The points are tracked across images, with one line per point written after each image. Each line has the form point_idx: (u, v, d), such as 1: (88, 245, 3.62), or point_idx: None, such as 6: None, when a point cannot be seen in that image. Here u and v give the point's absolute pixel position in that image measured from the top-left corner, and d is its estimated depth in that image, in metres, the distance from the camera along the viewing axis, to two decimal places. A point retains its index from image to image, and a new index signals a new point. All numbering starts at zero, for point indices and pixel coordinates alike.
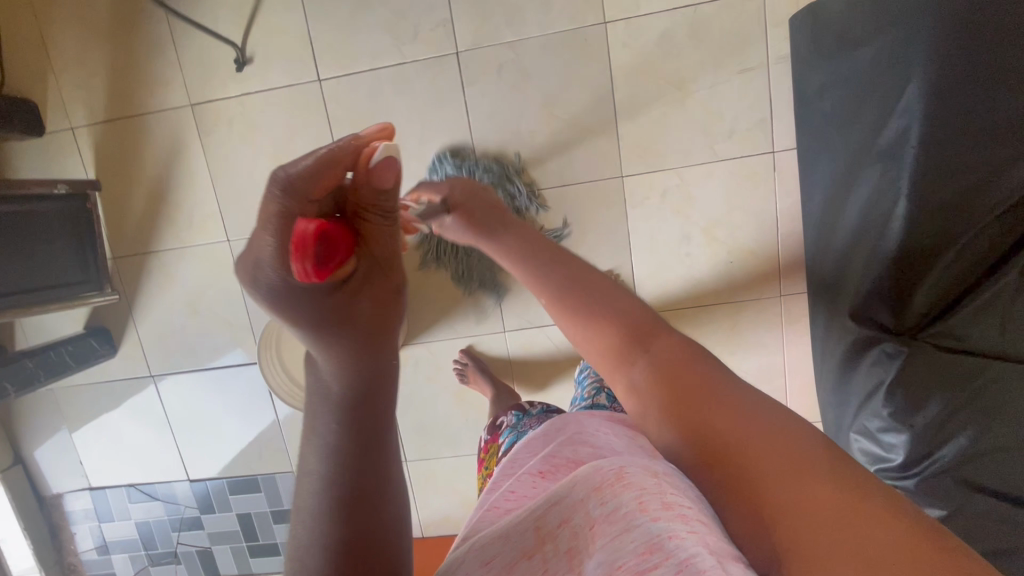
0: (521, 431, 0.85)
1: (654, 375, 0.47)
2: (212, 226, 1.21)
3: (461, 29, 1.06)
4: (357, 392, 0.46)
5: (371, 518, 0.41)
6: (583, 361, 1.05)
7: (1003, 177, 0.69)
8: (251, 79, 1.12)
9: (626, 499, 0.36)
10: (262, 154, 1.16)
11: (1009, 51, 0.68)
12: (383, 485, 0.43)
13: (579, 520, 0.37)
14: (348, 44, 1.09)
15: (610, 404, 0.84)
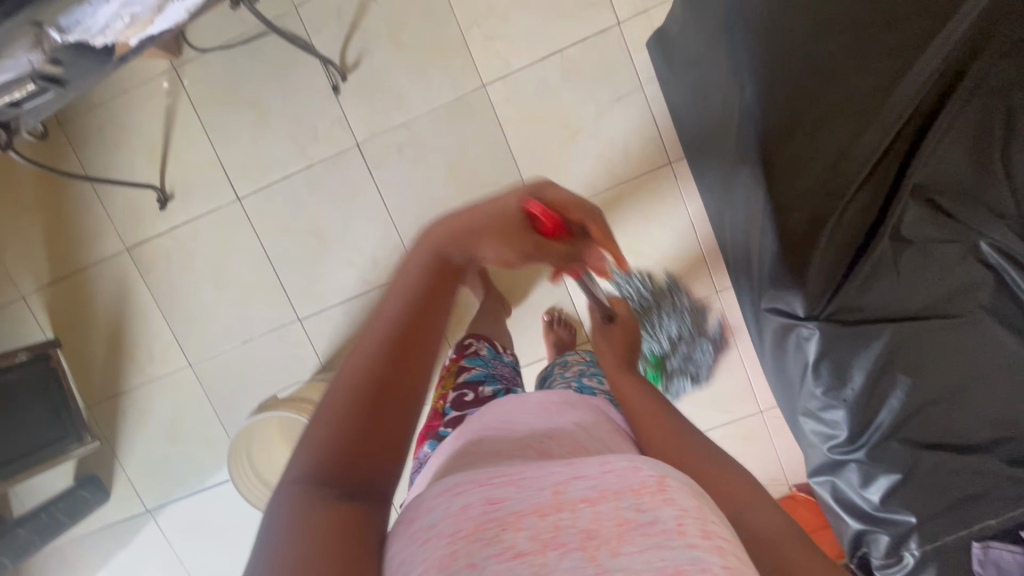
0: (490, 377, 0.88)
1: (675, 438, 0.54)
2: (173, 355, 1.25)
3: (356, 122, 1.13)
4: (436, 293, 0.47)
5: (411, 371, 0.44)
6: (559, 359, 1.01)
7: (851, 151, 0.73)
8: (177, 213, 1.19)
9: (665, 515, 0.35)
10: (204, 278, 1.21)
11: (822, 41, 0.74)
12: (417, 391, 0.44)
13: (606, 510, 0.35)
14: (257, 161, 1.15)
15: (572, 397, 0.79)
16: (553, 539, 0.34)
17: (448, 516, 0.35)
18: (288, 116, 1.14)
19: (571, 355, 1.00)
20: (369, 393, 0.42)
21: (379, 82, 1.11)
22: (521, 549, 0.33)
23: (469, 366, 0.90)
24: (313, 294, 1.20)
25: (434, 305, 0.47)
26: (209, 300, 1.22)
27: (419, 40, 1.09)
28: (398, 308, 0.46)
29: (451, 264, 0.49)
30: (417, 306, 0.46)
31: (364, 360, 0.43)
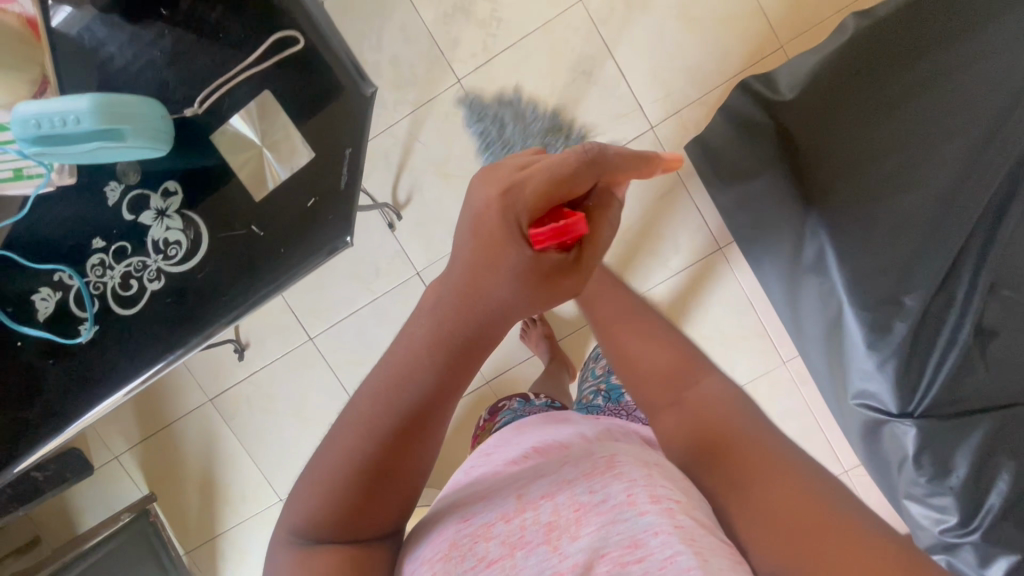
0: (523, 414, 0.96)
1: (700, 412, 0.49)
2: (263, 494, 1.29)
3: (414, 252, 1.18)
4: (429, 364, 0.45)
5: (409, 459, 0.46)
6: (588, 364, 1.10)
7: (925, 260, 0.75)
8: (255, 359, 1.24)
9: (614, 490, 0.48)
10: (284, 415, 1.26)
11: (882, 159, 0.75)
12: (405, 461, 0.46)
13: (562, 500, 0.49)
14: (324, 300, 1.21)
15: (605, 406, 0.90)
16: (520, 539, 0.48)
17: (431, 544, 0.50)
18: (348, 256, 1.19)
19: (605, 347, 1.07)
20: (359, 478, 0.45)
21: (431, 213, 1.17)
22: (494, 556, 0.47)
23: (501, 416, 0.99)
24: None
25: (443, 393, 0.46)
26: (293, 436, 1.27)
27: (465, 169, 1.15)
28: (402, 392, 0.45)
29: (473, 339, 0.45)
30: (426, 395, 0.45)
31: (362, 440, 0.45)
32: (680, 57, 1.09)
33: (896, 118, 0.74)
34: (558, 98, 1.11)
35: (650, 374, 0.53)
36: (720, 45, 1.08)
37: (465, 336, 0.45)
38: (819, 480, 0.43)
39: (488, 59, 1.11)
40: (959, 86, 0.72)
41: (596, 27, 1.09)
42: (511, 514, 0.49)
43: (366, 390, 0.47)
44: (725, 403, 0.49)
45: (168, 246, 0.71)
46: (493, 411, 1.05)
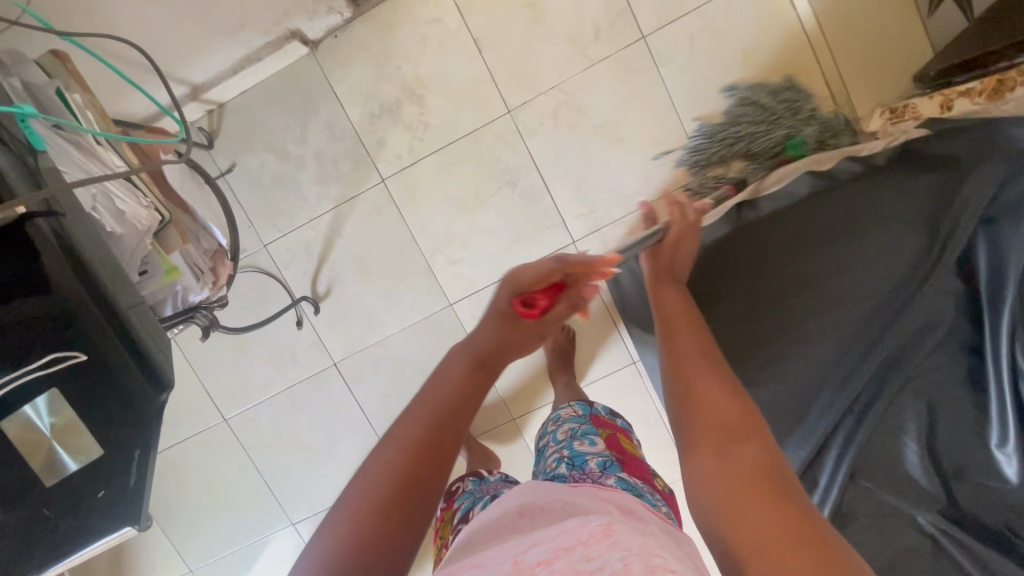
0: (480, 497, 0.80)
1: (743, 462, 0.47)
2: (172, 564, 1.30)
3: (332, 343, 1.18)
4: (462, 380, 0.61)
5: (438, 459, 0.54)
6: (555, 412, 1.01)
7: (789, 446, 0.76)
8: (169, 434, 1.25)
9: (612, 559, 0.43)
10: (196, 490, 1.26)
11: (761, 346, 0.76)
12: (438, 454, 0.55)
13: (559, 565, 0.43)
14: (239, 384, 1.21)
15: (569, 473, 0.78)
16: None
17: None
18: (266, 342, 1.19)
19: (559, 409, 1.01)
20: (407, 469, 0.53)
21: (350, 308, 1.16)
22: None
23: (457, 505, 0.81)
24: (303, 500, 1.25)
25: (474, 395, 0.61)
26: (202, 511, 1.27)
27: (385, 268, 1.14)
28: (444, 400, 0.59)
29: (483, 365, 0.64)
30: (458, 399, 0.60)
31: (408, 441, 0.54)
32: (604, 175, 1.09)
33: (761, 317, 0.76)
34: (481, 205, 1.11)
35: (701, 414, 0.53)
36: (645, 167, 1.08)
37: (476, 359, 0.64)
38: (824, 528, 0.42)
39: (413, 161, 1.10)
40: (825, 291, 0.73)
41: (522, 139, 1.09)
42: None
43: (411, 407, 0.58)
44: (760, 455, 0.48)
45: None
46: (446, 497, 0.86)
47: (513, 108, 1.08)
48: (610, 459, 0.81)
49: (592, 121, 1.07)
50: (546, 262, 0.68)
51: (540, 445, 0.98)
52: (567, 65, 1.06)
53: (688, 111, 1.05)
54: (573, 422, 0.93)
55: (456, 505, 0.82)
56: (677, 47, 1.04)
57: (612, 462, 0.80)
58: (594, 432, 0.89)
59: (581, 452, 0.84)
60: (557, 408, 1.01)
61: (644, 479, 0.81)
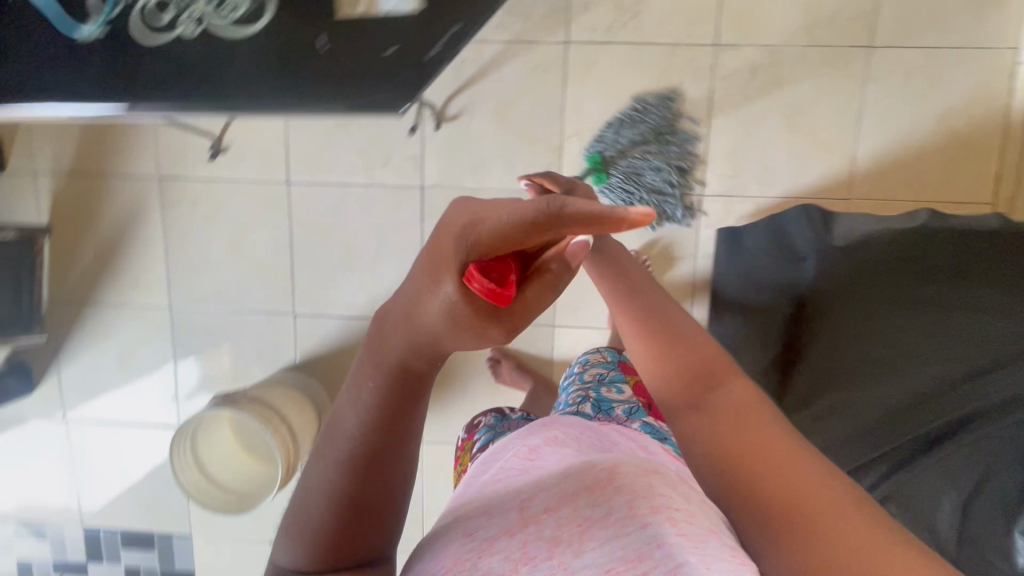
0: (501, 431, 0.87)
1: (716, 427, 0.38)
2: (157, 292, 1.23)
3: (430, 166, 1.14)
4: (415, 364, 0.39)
5: (385, 472, 0.43)
6: (581, 355, 0.99)
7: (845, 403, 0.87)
8: (223, 168, 1.16)
9: (617, 504, 0.43)
10: (219, 234, 1.20)
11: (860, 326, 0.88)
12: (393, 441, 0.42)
13: (565, 515, 0.45)
14: (322, 156, 1.15)
15: (593, 416, 0.77)
16: (525, 554, 0.44)
17: (442, 552, 0.47)
18: (370, 131, 1.14)
19: (589, 353, 0.99)
20: (355, 463, 0.42)
21: (466, 144, 1.13)
22: (497, 572, 0.44)
23: (476, 437, 0.90)
24: (318, 297, 1.21)
25: (404, 400, 0.41)
26: (215, 259, 1.21)
27: (521, 125, 1.12)
28: (363, 421, 0.41)
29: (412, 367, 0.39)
30: (382, 421, 0.41)
31: (354, 439, 0.42)
32: (762, 152, 1.10)
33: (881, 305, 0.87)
34: (640, 117, 1.10)
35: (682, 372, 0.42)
36: (799, 163, 1.10)
37: (396, 361, 0.39)
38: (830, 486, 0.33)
39: (605, 41, 1.08)
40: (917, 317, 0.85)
41: (712, 77, 1.08)
42: (513, 529, 0.45)
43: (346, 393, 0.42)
44: (750, 409, 0.38)
45: (224, 6, 0.76)
46: (470, 428, 0.95)
47: (722, 44, 1.06)
48: (636, 408, 0.80)
49: (781, 97, 1.08)
50: (523, 220, 0.32)
51: (564, 380, 0.96)
52: (790, 32, 1.05)
53: (867, 135, 1.08)
54: (602, 366, 0.92)
55: (477, 435, 0.90)
56: (893, 74, 1.05)
57: (639, 408, 0.79)
58: (621, 380, 0.88)
59: (608, 397, 0.83)
60: (585, 352, 0.99)
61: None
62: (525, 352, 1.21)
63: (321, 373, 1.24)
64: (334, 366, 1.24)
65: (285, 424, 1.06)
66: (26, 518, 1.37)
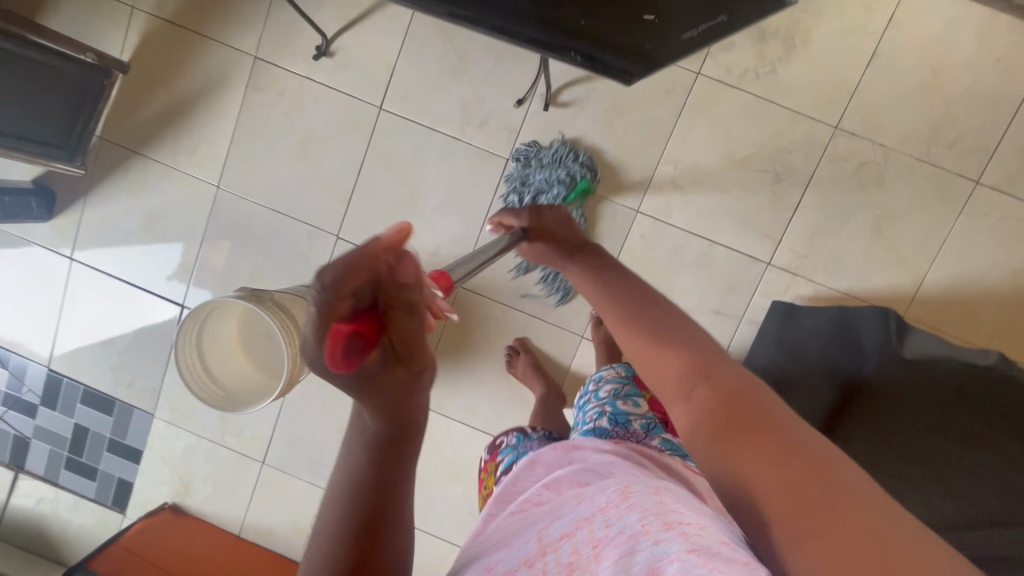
0: (523, 452, 0.82)
1: (711, 396, 0.43)
2: (210, 168, 1.19)
3: (522, 143, 1.13)
4: (385, 432, 0.41)
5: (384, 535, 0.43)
6: (593, 374, 0.98)
7: None
8: (322, 70, 1.13)
9: (630, 521, 0.39)
10: (293, 133, 1.16)
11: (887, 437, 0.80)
12: (387, 500, 0.43)
13: (582, 538, 0.41)
14: (423, 95, 1.13)
15: (611, 429, 0.76)
16: None
17: None
18: (478, 87, 1.12)
19: (602, 370, 0.97)
20: (353, 530, 0.43)
21: (566, 134, 1.12)
22: None
23: (502, 457, 0.86)
24: (367, 229, 1.19)
25: (389, 464, 0.42)
26: (280, 156, 1.18)
27: (624, 136, 1.11)
28: (349, 490, 0.43)
29: (393, 438, 0.42)
30: (369, 483, 0.42)
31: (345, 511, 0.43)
32: (840, 244, 1.11)
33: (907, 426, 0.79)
34: (739, 169, 1.10)
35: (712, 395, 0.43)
36: (871, 267, 1.11)
37: (381, 437, 0.42)
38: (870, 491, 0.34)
39: (734, 85, 1.07)
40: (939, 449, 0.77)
41: (821, 156, 1.08)
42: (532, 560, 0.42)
43: (334, 473, 0.44)
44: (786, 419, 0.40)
45: None
46: (493, 448, 0.93)
47: (840, 129, 1.07)
48: (653, 422, 0.79)
49: (877, 198, 1.09)
50: (323, 292, 0.34)
51: (578, 402, 0.94)
52: (907, 141, 1.07)
53: (943, 263, 1.09)
54: (617, 383, 0.90)
55: (501, 456, 0.87)
56: (987, 216, 1.07)
57: (656, 425, 0.78)
58: (637, 395, 0.87)
59: (625, 411, 0.81)
60: (600, 371, 0.98)
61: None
62: (546, 353, 1.19)
63: None
64: None
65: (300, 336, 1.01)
66: None
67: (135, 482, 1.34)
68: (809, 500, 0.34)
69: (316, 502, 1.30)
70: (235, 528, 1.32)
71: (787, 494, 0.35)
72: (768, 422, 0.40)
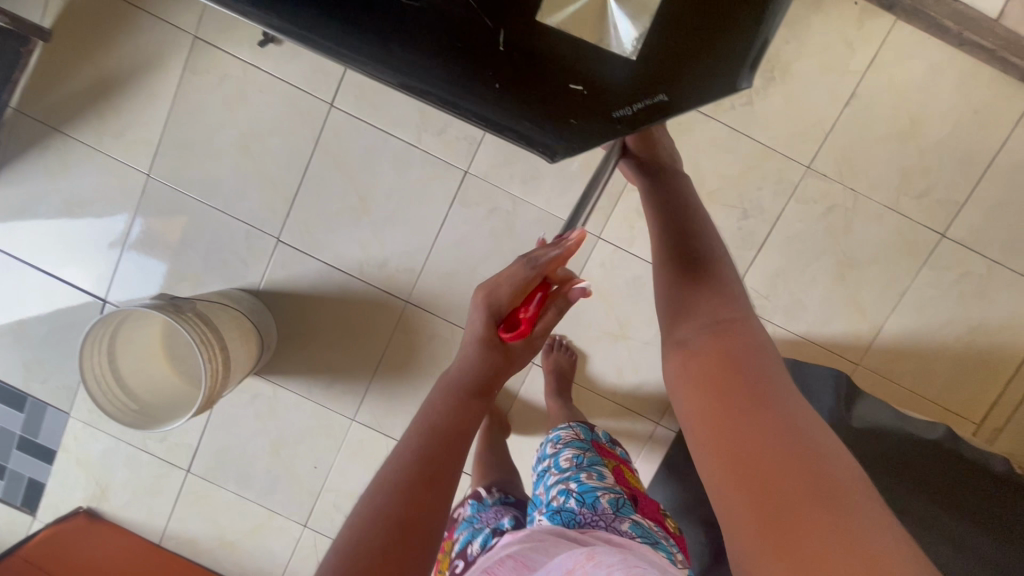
0: (480, 531, 0.82)
1: (713, 359, 0.53)
2: (140, 153, 1.09)
3: (482, 155, 1.06)
4: (437, 437, 0.55)
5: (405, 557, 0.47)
6: (555, 430, 0.92)
7: None
8: (269, 58, 1.04)
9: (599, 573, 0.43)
10: (234, 123, 1.07)
11: None
12: (422, 518, 0.50)
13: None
14: (379, 95, 1.04)
15: (576, 509, 0.72)
16: None
17: None
18: None
19: (558, 427, 0.91)
20: (389, 538, 0.48)
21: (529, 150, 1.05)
22: None
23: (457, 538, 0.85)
24: (310, 233, 1.10)
25: (435, 480, 0.52)
26: (219, 147, 1.08)
27: (591, 156, 1.05)
28: (384, 494, 0.50)
29: (438, 458, 0.53)
30: (416, 481, 0.51)
31: (381, 516, 0.49)
32: (802, 287, 1.07)
33: None
34: (706, 203, 1.05)
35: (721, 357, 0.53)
36: (830, 313, 1.08)
37: (431, 460, 0.53)
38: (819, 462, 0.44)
39: (708, 114, 1.02)
40: None
41: (790, 196, 1.04)
42: None
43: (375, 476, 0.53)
44: (783, 396, 0.49)
45: None
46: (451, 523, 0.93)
47: (812, 170, 1.03)
48: (622, 497, 0.75)
49: (843, 244, 1.06)
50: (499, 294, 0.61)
51: (538, 469, 0.89)
52: (878, 188, 1.03)
53: (901, 315, 1.07)
54: (577, 448, 0.84)
55: (456, 534, 0.87)
56: (949, 271, 1.05)
57: (625, 501, 0.74)
58: (601, 463, 0.82)
59: (590, 485, 0.76)
60: (557, 427, 0.91)
61: (656, 519, 0.78)
62: None
63: (279, 310, 1.13)
64: (296, 309, 1.13)
65: (223, 351, 0.92)
66: None
67: (46, 484, 1.24)
68: (758, 452, 0.45)
69: (244, 515, 1.23)
70: (156, 537, 1.25)
71: (748, 442, 0.46)
72: (767, 392, 0.49)
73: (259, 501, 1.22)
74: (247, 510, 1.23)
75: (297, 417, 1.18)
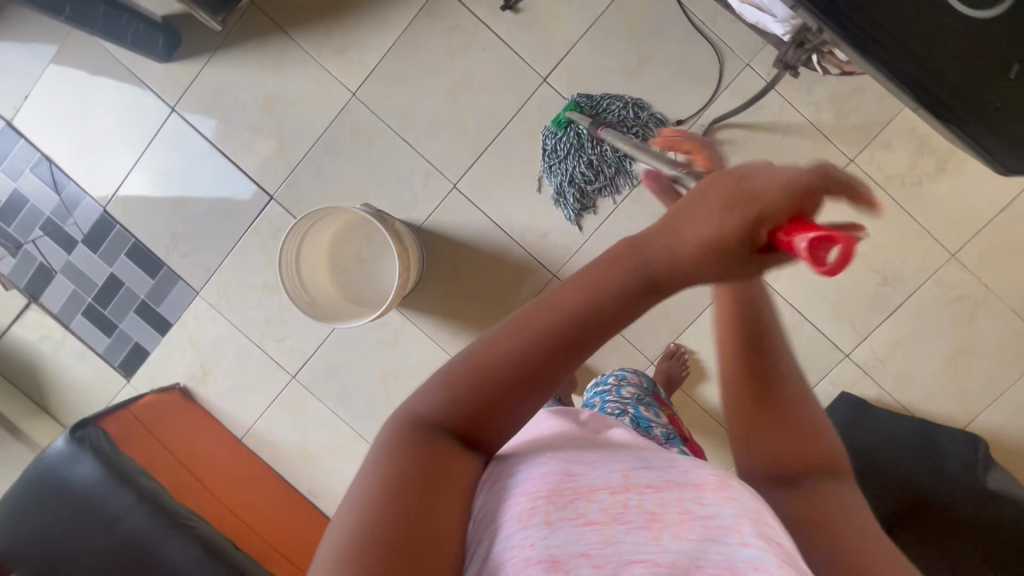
0: None
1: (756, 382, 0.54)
2: (352, 73, 1.15)
3: None
4: (598, 305, 0.42)
5: (508, 407, 0.41)
6: (617, 371, 0.98)
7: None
8: (502, 23, 1.12)
9: (723, 511, 0.40)
10: (449, 70, 1.14)
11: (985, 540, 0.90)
12: (547, 383, 0.42)
13: (672, 500, 0.40)
14: (589, 83, 1.12)
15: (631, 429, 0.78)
16: (620, 513, 0.39)
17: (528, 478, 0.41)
18: (646, 95, 1.12)
19: (626, 371, 0.98)
20: (508, 382, 0.41)
21: None
22: (592, 519, 0.38)
23: None
24: (486, 188, 1.17)
25: (576, 350, 0.42)
26: (427, 87, 1.15)
27: None
28: (523, 338, 0.42)
29: (593, 331, 0.42)
30: (552, 346, 0.41)
31: (507, 354, 0.41)
32: (916, 360, 1.16)
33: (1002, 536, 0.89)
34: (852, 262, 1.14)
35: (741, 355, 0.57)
36: (935, 390, 1.16)
37: (587, 325, 0.42)
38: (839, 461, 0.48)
39: (878, 183, 1.11)
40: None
41: (929, 275, 1.13)
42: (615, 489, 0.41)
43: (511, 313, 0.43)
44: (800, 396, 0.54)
45: None
46: None
47: (955, 258, 1.12)
48: (673, 434, 0.80)
49: (964, 331, 1.14)
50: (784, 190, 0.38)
51: (594, 390, 0.95)
52: (1009, 290, 1.12)
53: (998, 410, 1.15)
54: (638, 388, 0.90)
55: None
56: None
57: (675, 437, 0.79)
58: (657, 407, 0.87)
59: (647, 416, 0.82)
60: (624, 369, 0.98)
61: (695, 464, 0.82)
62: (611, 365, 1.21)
63: (433, 249, 1.19)
64: (448, 253, 1.19)
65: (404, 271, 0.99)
66: (55, 162, 1.24)
67: (152, 353, 1.28)
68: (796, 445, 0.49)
69: (332, 433, 1.27)
70: (240, 432, 1.28)
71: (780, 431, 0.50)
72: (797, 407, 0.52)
73: (351, 424, 1.26)
74: (337, 429, 1.27)
75: (415, 353, 1.22)
